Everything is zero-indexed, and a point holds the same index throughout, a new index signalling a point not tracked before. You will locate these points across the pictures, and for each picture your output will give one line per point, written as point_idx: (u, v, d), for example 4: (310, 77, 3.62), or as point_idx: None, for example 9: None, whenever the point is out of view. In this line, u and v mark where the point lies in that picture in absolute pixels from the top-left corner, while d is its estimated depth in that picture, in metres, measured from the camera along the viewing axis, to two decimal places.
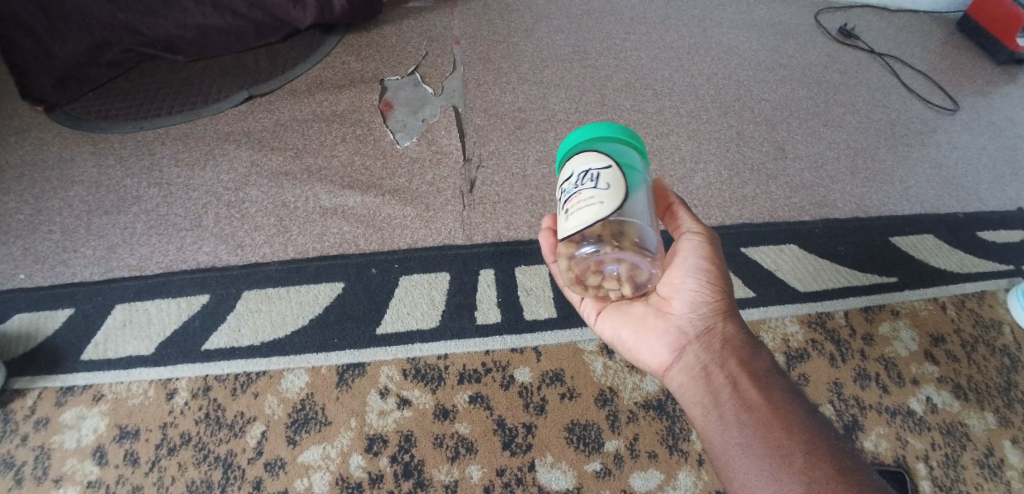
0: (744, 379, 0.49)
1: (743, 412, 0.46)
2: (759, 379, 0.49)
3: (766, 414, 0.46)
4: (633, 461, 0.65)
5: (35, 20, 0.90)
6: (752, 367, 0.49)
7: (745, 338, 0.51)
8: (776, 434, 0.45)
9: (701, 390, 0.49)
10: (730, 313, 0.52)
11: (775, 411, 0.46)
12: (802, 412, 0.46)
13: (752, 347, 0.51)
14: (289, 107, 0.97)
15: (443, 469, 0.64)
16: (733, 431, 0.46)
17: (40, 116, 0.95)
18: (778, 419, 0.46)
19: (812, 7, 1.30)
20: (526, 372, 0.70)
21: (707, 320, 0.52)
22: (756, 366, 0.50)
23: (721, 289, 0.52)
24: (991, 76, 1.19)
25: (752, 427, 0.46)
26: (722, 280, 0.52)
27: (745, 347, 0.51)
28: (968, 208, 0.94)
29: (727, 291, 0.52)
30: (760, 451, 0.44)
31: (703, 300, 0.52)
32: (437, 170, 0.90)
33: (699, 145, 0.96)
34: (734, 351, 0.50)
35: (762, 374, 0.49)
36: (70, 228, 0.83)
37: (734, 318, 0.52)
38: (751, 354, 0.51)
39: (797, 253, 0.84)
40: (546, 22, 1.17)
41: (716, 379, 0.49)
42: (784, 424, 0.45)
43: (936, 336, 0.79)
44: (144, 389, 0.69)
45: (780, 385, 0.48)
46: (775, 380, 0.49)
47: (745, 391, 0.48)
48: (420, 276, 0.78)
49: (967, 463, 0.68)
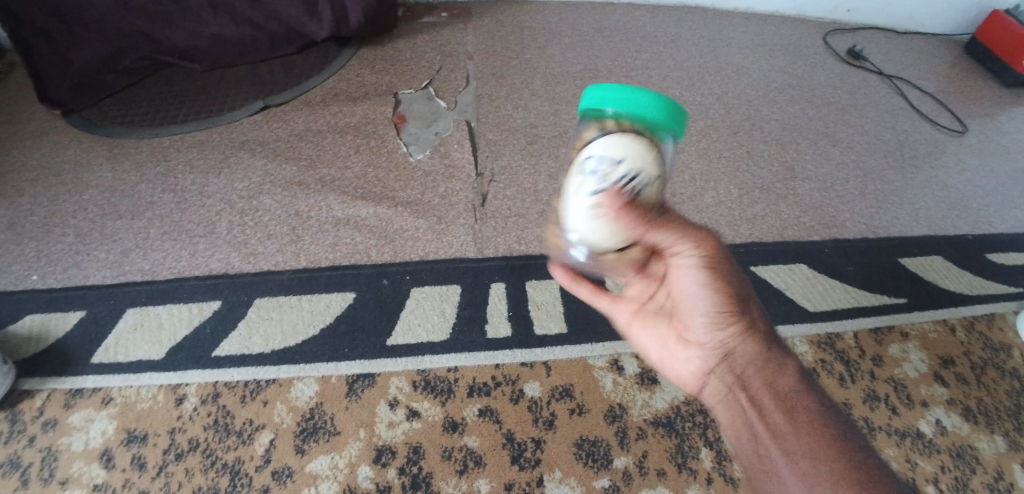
0: (772, 402, 0.44)
1: (774, 435, 0.42)
2: (788, 401, 0.44)
3: (795, 436, 0.41)
4: (642, 478, 0.65)
5: (51, 25, 0.89)
6: (784, 385, 0.45)
7: (770, 351, 0.46)
8: (806, 459, 0.40)
9: (733, 416, 0.46)
10: (750, 326, 0.46)
11: (808, 432, 0.41)
12: (837, 431, 0.41)
13: (779, 360, 0.46)
14: (305, 118, 0.99)
15: (452, 482, 0.64)
16: (763, 455, 0.42)
17: (59, 120, 0.97)
18: (811, 441, 0.41)
19: (821, 28, 1.31)
20: (536, 386, 0.71)
21: (727, 340, 0.46)
22: (785, 383, 0.45)
23: (733, 300, 0.45)
24: (999, 100, 1.20)
25: (782, 452, 0.41)
26: (732, 294, 0.45)
27: (772, 362, 0.46)
28: (978, 230, 0.94)
29: (740, 306, 0.45)
30: (790, 478, 0.40)
31: (718, 321, 0.46)
32: (449, 184, 0.91)
33: (709, 164, 0.97)
34: (760, 370, 0.45)
35: (791, 394, 0.44)
36: (85, 231, 0.84)
37: (756, 331, 0.46)
38: (780, 368, 0.45)
39: (807, 272, 0.84)
40: (559, 39, 1.18)
41: (745, 403, 0.45)
42: (815, 447, 0.40)
43: (946, 358, 0.79)
44: (153, 394, 0.69)
45: (812, 401, 0.43)
46: (808, 399, 0.44)
47: (776, 417, 0.43)
48: (431, 287, 0.79)
49: (977, 487, 0.68)
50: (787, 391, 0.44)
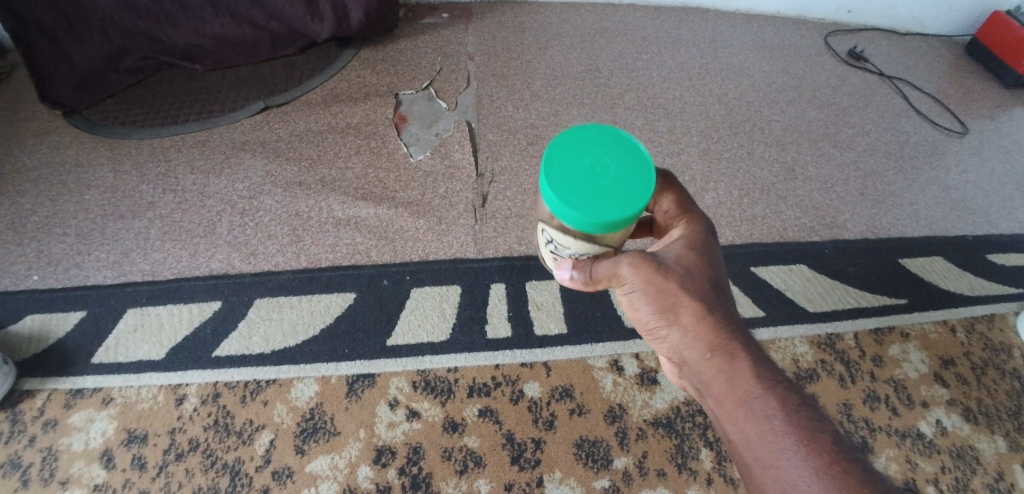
0: (733, 407, 0.43)
1: (735, 442, 0.43)
2: (747, 406, 0.42)
3: (751, 444, 0.41)
4: (642, 478, 0.65)
5: (56, 25, 0.89)
6: (739, 386, 0.43)
7: (721, 352, 0.44)
8: (760, 466, 0.41)
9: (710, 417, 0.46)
10: (696, 332, 0.44)
11: (763, 439, 0.41)
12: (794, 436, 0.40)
13: (732, 361, 0.43)
14: (305, 119, 0.99)
15: (452, 482, 0.64)
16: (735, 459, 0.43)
17: (59, 120, 0.97)
18: (767, 449, 0.40)
19: (822, 29, 1.31)
20: (536, 387, 0.71)
21: (679, 348, 0.46)
22: (744, 385, 0.42)
23: (670, 312, 0.45)
24: (1000, 100, 1.20)
25: (743, 460, 0.42)
26: (665, 309, 0.45)
27: (725, 364, 0.43)
28: (978, 230, 0.94)
29: (676, 317, 0.45)
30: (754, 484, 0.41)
31: (664, 333, 0.46)
32: (450, 184, 0.91)
33: (710, 165, 0.97)
34: (714, 374, 0.44)
35: (752, 396, 0.42)
36: (86, 231, 0.84)
37: (702, 335, 0.44)
38: (734, 369, 0.43)
39: (807, 273, 0.84)
40: (559, 40, 1.18)
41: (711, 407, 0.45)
42: (768, 456, 0.40)
43: (946, 358, 0.78)
44: (153, 394, 0.69)
45: (767, 402, 0.42)
46: (770, 399, 0.42)
47: (738, 422, 0.42)
48: (432, 288, 0.79)
49: (977, 487, 0.68)
50: (739, 395, 0.42)
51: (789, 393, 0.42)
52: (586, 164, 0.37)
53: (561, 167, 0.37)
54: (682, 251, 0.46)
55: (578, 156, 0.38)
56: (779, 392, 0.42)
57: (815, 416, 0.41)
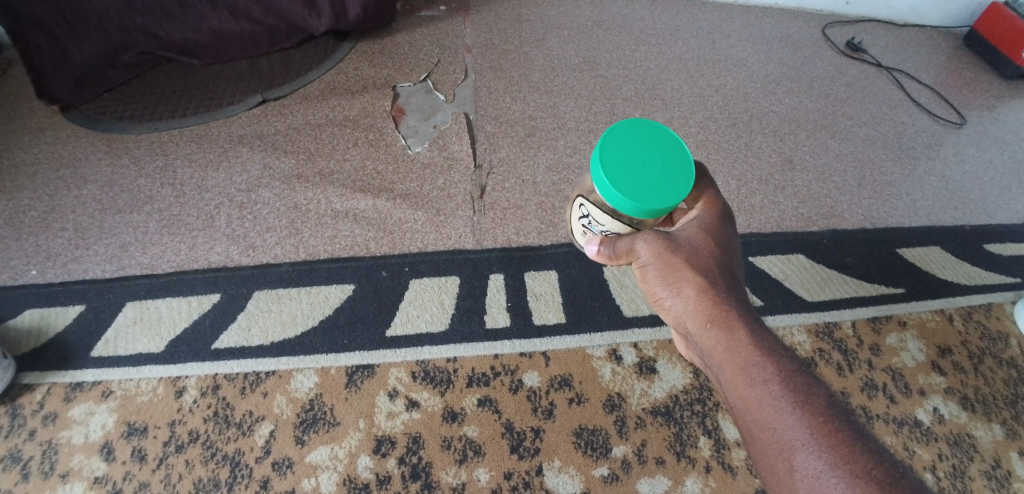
0: (732, 374, 0.41)
1: (735, 409, 0.42)
2: (746, 374, 0.41)
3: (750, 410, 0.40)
4: (641, 466, 0.65)
5: (53, 23, 0.87)
6: (739, 355, 0.41)
7: (723, 321, 0.43)
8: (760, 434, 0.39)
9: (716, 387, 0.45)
10: (699, 301, 0.44)
11: (763, 404, 0.39)
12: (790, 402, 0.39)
13: (733, 328, 0.42)
14: (303, 112, 0.99)
15: (451, 471, 0.64)
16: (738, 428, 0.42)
17: (57, 115, 0.97)
18: (767, 415, 0.39)
19: (820, 20, 1.31)
20: (536, 376, 0.71)
21: (683, 317, 0.46)
22: (744, 352, 0.41)
23: (675, 284, 0.45)
24: (997, 91, 1.20)
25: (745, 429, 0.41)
26: (669, 277, 0.45)
27: (725, 333, 0.42)
28: (976, 220, 0.95)
29: (681, 286, 0.45)
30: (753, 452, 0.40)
31: (670, 302, 0.46)
32: (448, 176, 0.91)
33: (708, 155, 0.97)
34: (714, 343, 0.43)
35: (751, 363, 0.41)
36: (84, 226, 0.84)
37: (704, 305, 0.44)
38: (733, 338, 0.42)
39: (805, 263, 0.84)
40: (557, 32, 1.18)
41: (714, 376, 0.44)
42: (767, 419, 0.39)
43: (944, 347, 0.79)
44: (153, 386, 0.69)
45: (768, 370, 0.40)
46: (769, 366, 0.40)
47: (738, 391, 0.41)
48: (430, 279, 0.79)
49: (974, 474, 0.68)
50: (739, 363, 0.41)
51: (788, 361, 0.41)
52: (634, 170, 0.40)
53: (629, 193, 0.39)
54: (694, 229, 0.48)
55: (621, 172, 0.40)
56: (778, 359, 0.41)
57: (814, 385, 0.40)
